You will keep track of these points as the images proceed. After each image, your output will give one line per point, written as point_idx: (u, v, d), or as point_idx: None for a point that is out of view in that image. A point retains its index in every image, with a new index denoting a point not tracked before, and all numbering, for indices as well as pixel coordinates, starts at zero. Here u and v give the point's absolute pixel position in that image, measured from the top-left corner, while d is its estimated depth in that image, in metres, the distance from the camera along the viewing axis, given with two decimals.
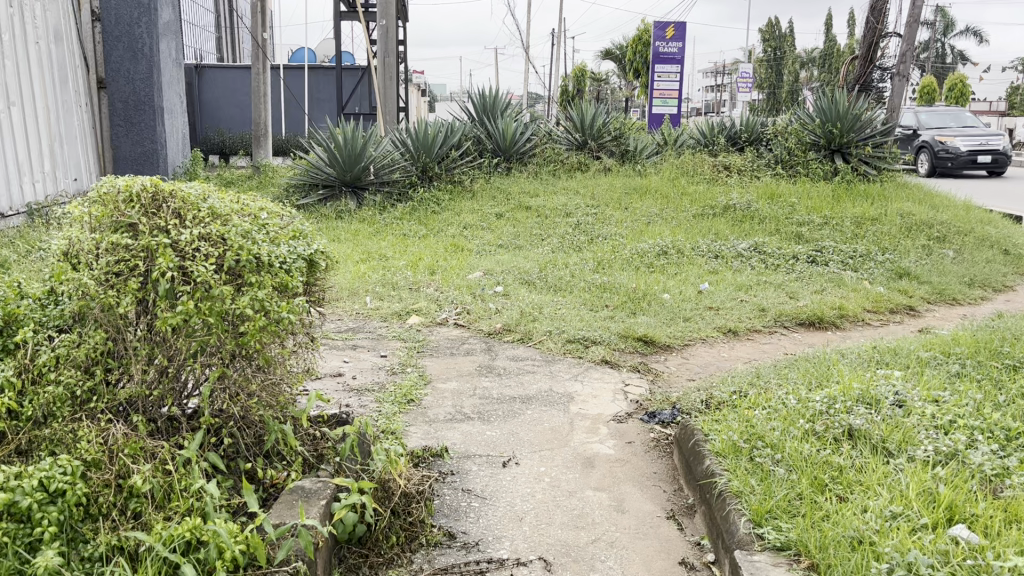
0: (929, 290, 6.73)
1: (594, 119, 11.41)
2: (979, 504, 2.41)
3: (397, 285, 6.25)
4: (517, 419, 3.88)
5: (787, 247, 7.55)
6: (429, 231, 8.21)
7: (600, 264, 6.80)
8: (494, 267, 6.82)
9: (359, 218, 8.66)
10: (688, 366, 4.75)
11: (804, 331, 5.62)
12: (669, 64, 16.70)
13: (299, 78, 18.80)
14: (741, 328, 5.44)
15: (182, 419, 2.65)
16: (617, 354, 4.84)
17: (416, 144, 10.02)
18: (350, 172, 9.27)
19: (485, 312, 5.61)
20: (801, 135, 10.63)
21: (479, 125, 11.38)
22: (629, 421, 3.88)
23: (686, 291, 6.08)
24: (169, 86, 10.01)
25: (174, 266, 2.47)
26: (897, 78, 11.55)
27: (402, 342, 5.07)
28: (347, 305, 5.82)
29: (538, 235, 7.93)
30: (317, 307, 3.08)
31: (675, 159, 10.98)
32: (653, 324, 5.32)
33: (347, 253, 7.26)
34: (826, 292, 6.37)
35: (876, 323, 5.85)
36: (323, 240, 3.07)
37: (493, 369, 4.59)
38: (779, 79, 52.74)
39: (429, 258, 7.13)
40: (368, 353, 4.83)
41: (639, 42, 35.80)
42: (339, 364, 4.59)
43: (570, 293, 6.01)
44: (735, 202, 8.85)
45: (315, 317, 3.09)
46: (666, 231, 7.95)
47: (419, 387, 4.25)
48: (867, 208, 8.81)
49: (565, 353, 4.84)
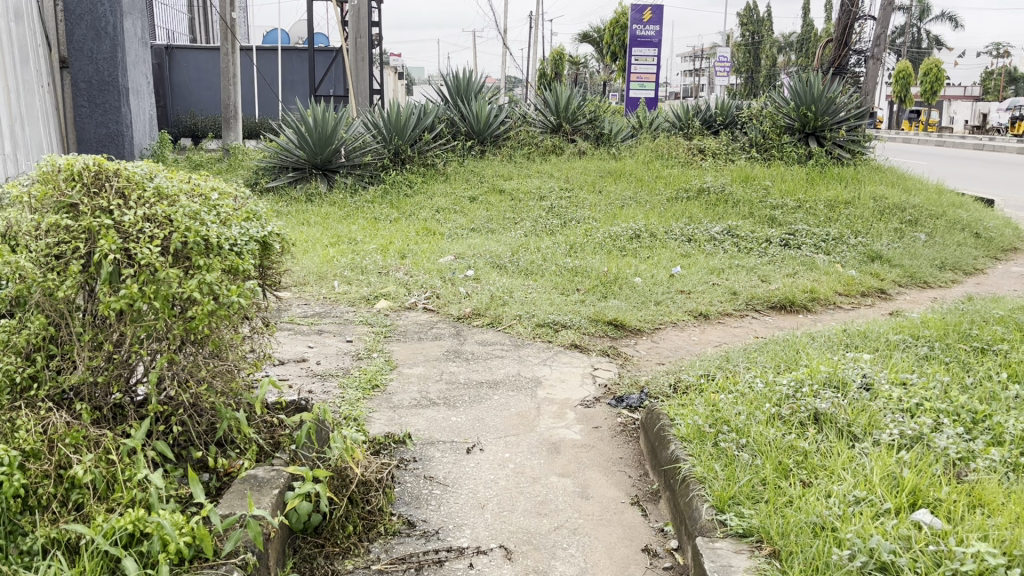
0: (901, 272, 6.74)
1: (569, 102, 11.32)
2: (943, 488, 2.38)
3: (366, 269, 6.16)
4: (483, 404, 3.81)
5: (760, 231, 7.53)
6: (401, 214, 8.11)
7: (573, 247, 6.74)
8: (465, 251, 6.74)
9: (330, 201, 8.54)
10: (658, 350, 4.71)
11: (776, 314, 5.61)
12: (646, 47, 16.64)
13: (272, 60, 18.55)
14: (713, 312, 5.41)
15: (129, 407, 2.56)
16: (587, 338, 4.79)
17: (389, 127, 9.88)
18: (321, 155, 9.13)
19: (455, 296, 5.53)
20: (776, 118, 10.60)
21: (453, 107, 11.25)
22: (597, 406, 3.83)
23: (658, 275, 6.04)
24: (134, 66, 9.83)
25: (117, 248, 2.37)
26: (871, 61, 11.54)
27: (368, 327, 4.99)
28: (314, 290, 5.72)
29: (511, 219, 7.85)
30: (273, 292, 2.99)
31: (651, 143, 10.93)
32: (624, 307, 5.27)
33: (316, 237, 7.15)
34: (799, 276, 6.36)
35: (848, 307, 5.85)
36: (278, 222, 2.99)
37: (460, 354, 4.52)
38: (757, 64, 52.85)
39: (400, 241, 7.04)
40: (333, 338, 4.74)
41: (617, 26, 35.68)
42: (303, 350, 4.50)
43: (541, 276, 5.95)
44: (710, 185, 8.83)
45: (270, 303, 3.00)
46: (640, 214, 7.90)
47: (384, 372, 4.18)
48: (840, 191, 8.82)
49: (534, 338, 4.78)
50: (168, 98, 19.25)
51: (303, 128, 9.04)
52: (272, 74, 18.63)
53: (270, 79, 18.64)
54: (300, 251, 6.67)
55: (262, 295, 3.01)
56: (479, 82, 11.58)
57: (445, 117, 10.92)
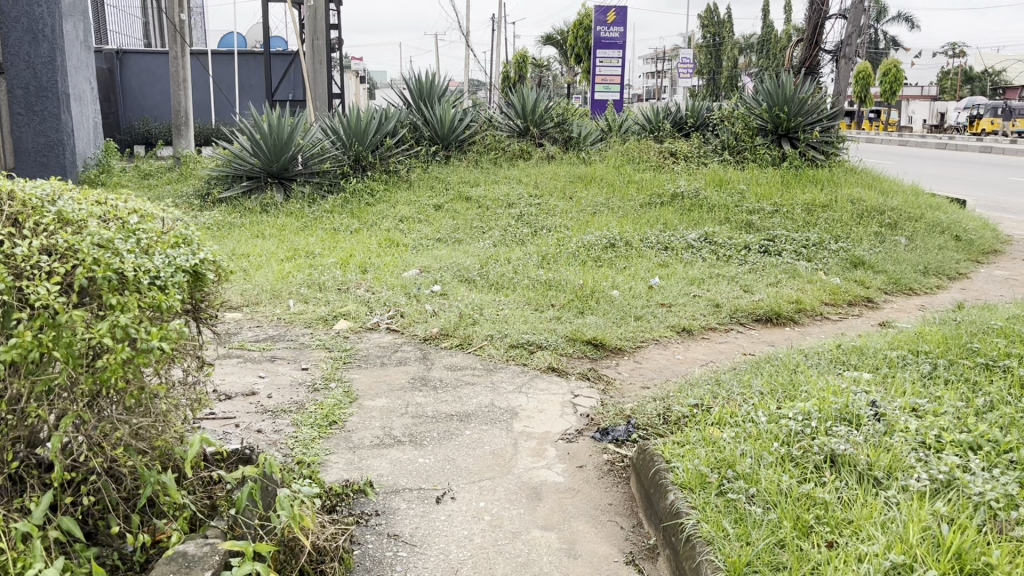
0: (885, 279, 6.48)
1: (536, 104, 10.97)
2: (993, 549, 2.05)
3: (324, 286, 5.74)
4: (453, 443, 3.42)
5: (738, 237, 7.24)
6: (363, 225, 7.69)
7: (545, 258, 6.38)
8: (431, 263, 6.34)
9: (286, 211, 8.08)
10: (642, 372, 4.36)
11: (762, 328, 5.30)
12: (611, 49, 16.37)
13: (227, 64, 17.98)
14: (696, 327, 5.08)
15: (31, 475, 2.14)
16: (565, 360, 4.42)
17: (349, 132, 9.45)
18: (276, 163, 8.68)
19: (420, 314, 5.13)
20: (748, 120, 10.36)
21: (415, 111, 10.85)
22: (579, 440, 3.46)
23: (636, 287, 5.70)
24: (76, 71, 9.32)
25: (7, 287, 1.95)
26: (842, 60, 11.35)
27: (326, 352, 4.57)
28: (267, 311, 5.29)
29: (479, 228, 7.47)
30: (206, 329, 2.58)
31: (620, 146, 10.64)
32: (603, 324, 4.91)
33: (271, 251, 6.70)
34: (782, 285, 6.06)
35: (836, 319, 5.56)
36: (215, 248, 2.58)
37: (427, 382, 4.13)
38: (718, 65, 53.06)
39: (361, 254, 6.62)
40: (287, 366, 4.32)
41: (580, 27, 35.47)
42: (253, 381, 4.08)
43: (513, 291, 5.57)
44: (683, 189, 8.54)
45: (203, 342, 2.59)
46: (613, 221, 7.57)
47: (343, 406, 3.77)
48: (817, 194, 8.58)
49: (508, 361, 4.40)
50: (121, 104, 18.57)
51: (257, 135, 8.58)
52: (228, 79, 18.05)
53: (226, 84, 18.05)
54: (253, 268, 6.23)
55: (196, 331, 2.60)
56: (443, 86, 11.18)
57: (407, 121, 10.50)
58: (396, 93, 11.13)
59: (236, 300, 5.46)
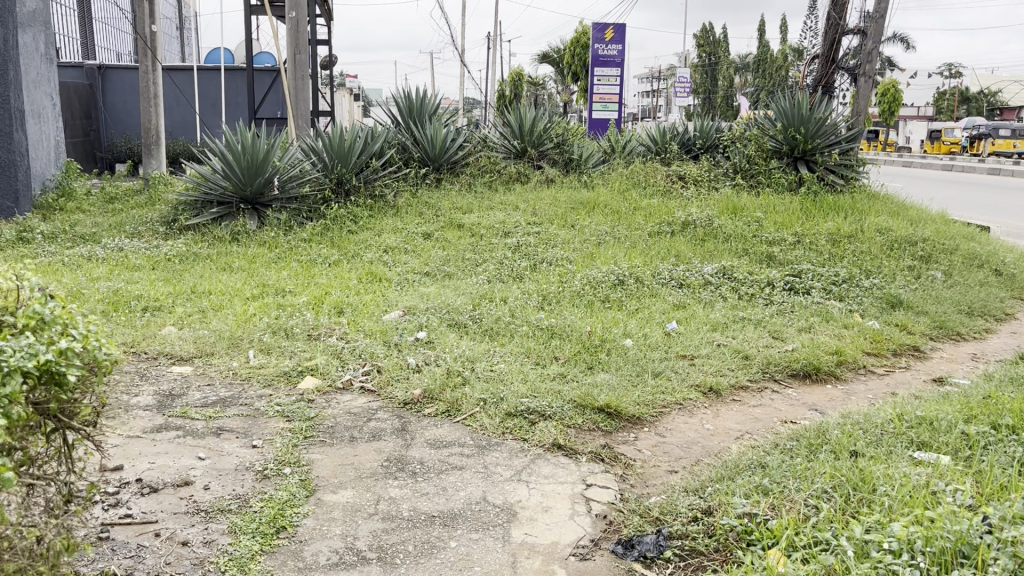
0: (928, 322, 5.76)
1: (534, 123, 10.24)
2: None
3: (291, 332, 4.98)
4: (433, 561, 2.65)
5: (760, 272, 6.51)
6: (343, 256, 6.95)
7: (546, 298, 5.63)
8: (417, 303, 5.58)
9: (259, 240, 7.32)
10: (666, 450, 3.60)
11: (800, 386, 4.55)
12: (609, 67, 15.69)
13: (213, 80, 17.27)
14: (725, 387, 4.34)
15: None
16: (573, 434, 3.65)
17: (332, 154, 8.70)
18: (251, 186, 7.92)
19: (400, 370, 4.36)
20: (761, 141, 9.67)
21: (405, 130, 10.12)
22: (596, 558, 2.71)
23: (650, 334, 4.95)
24: (34, 86, 8.62)
25: None
26: (863, 78, 10.54)
27: (285, 422, 3.79)
28: (222, 365, 4.51)
29: (471, 260, 6.73)
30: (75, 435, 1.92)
31: (624, 169, 9.95)
32: (616, 384, 4.15)
33: (236, 287, 5.94)
34: (816, 331, 5.35)
35: (881, 372, 4.84)
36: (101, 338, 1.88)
37: (405, 465, 3.36)
38: (714, 85, 52.67)
39: (337, 291, 5.86)
40: (235, 442, 3.54)
41: (577, 45, 34.88)
42: (189, 465, 3.30)
43: (510, 340, 4.81)
44: (695, 216, 7.80)
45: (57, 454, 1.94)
46: (621, 254, 6.83)
47: (296, 503, 3.00)
48: (840, 223, 7.88)
49: (504, 435, 3.64)
50: (103, 121, 17.84)
51: (229, 155, 7.82)
52: (213, 96, 17.30)
53: (211, 100, 17.29)
54: (214, 308, 5.46)
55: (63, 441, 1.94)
56: (436, 105, 10.48)
57: (395, 142, 9.77)
58: (385, 112, 10.39)
59: (187, 352, 4.68)
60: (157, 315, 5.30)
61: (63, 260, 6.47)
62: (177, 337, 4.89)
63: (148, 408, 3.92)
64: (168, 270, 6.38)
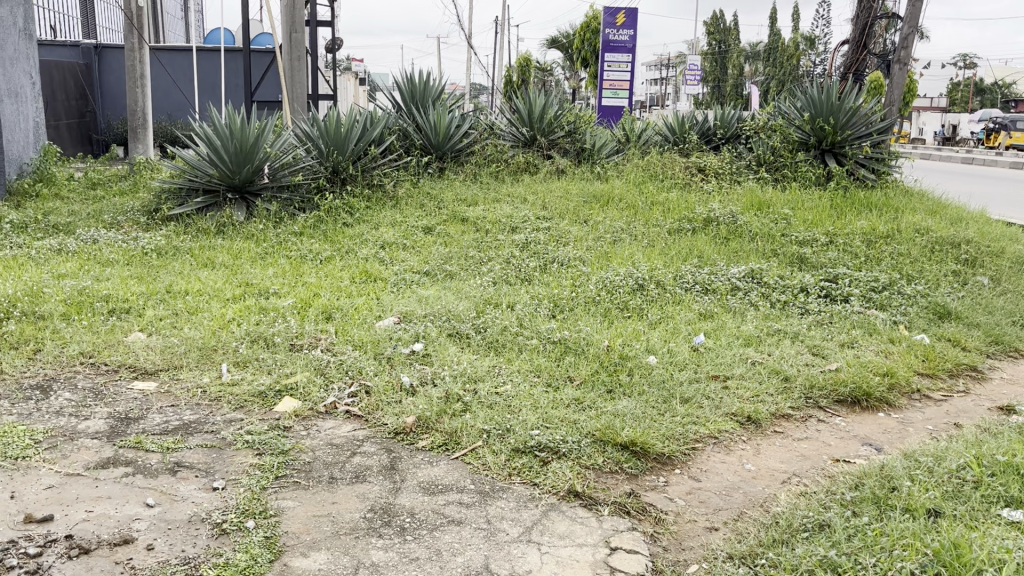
0: (982, 336, 5.18)
1: (544, 110, 9.63)
2: None
3: (272, 341, 4.43)
4: None
5: (792, 276, 5.93)
6: (336, 252, 6.37)
7: (557, 305, 5.07)
8: (415, 308, 5.02)
9: (245, 234, 6.75)
10: (702, 499, 3.05)
11: (849, 415, 3.99)
12: (619, 53, 15.06)
13: (212, 61, 16.68)
14: (765, 417, 3.77)
15: None
16: (594, 478, 3.10)
17: (326, 140, 8.09)
18: (238, 175, 7.34)
19: (393, 392, 3.80)
20: (786, 132, 9.07)
21: (407, 116, 9.52)
22: None
23: (677, 350, 4.39)
24: (10, 64, 8.06)
25: None
26: (897, 65, 9.92)
27: (254, 457, 3.23)
28: (191, 382, 3.95)
29: (475, 258, 6.16)
30: None
31: (640, 160, 9.35)
32: (641, 413, 3.59)
33: (216, 286, 5.39)
34: (860, 347, 4.78)
35: (938, 398, 4.27)
36: None
37: (392, 518, 2.80)
38: (724, 73, 51.76)
39: (328, 293, 5.30)
40: (192, 483, 2.99)
41: (588, 30, 34.04)
42: (135, 514, 2.75)
43: (517, 356, 4.25)
44: (718, 212, 7.21)
45: None
46: (639, 253, 6.26)
47: (257, 572, 2.46)
48: (875, 221, 7.29)
49: (511, 479, 3.09)
50: (99, 102, 17.27)
51: (216, 140, 7.22)
52: (212, 78, 16.75)
53: (211, 83, 16.73)
54: (190, 311, 4.90)
55: None
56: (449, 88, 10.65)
57: (396, 127, 9.18)
58: (385, 97, 9.80)
59: (154, 364, 4.12)
60: (124, 319, 4.73)
61: (30, 254, 5.93)
62: (143, 346, 4.33)
63: (97, 436, 3.36)
64: (143, 266, 5.83)
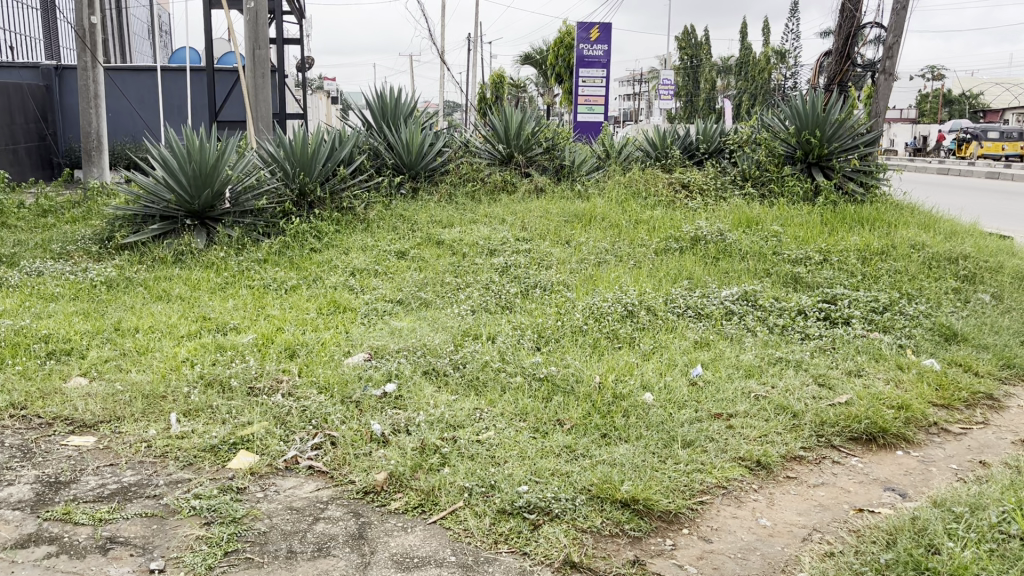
0: (994, 358, 4.86)
1: (521, 126, 9.28)
2: None
3: (228, 386, 4.00)
4: None
5: (788, 297, 5.59)
6: (303, 280, 5.95)
7: (541, 337, 4.68)
8: (387, 342, 4.61)
9: (205, 262, 6.32)
10: (716, 565, 2.67)
11: (866, 455, 3.63)
12: (594, 68, 14.80)
13: (178, 82, 16.20)
14: (776, 461, 3.41)
15: None
16: (593, 544, 2.71)
17: (292, 161, 7.69)
18: (198, 199, 6.90)
19: (362, 443, 3.39)
20: (772, 146, 8.82)
21: (377, 134, 9.15)
22: None
23: (674, 385, 4.02)
24: None
25: None
26: (881, 74, 9.74)
27: (202, 527, 2.81)
28: (133, 436, 3.51)
29: (451, 285, 5.77)
30: None
31: (621, 176, 9.04)
32: (640, 462, 3.21)
33: (170, 321, 4.96)
34: (868, 376, 4.44)
35: (958, 432, 3.92)
36: None
37: None
38: (697, 88, 51.96)
39: (292, 327, 4.89)
40: (125, 565, 2.56)
41: (561, 45, 34.03)
42: None
43: (501, 396, 3.85)
44: (705, 230, 6.90)
45: None
46: (625, 276, 5.91)
47: None
48: (868, 237, 6.99)
49: (497, 547, 2.69)
50: (61, 125, 16.74)
51: (174, 163, 6.78)
52: (177, 100, 16.28)
53: (177, 104, 16.25)
54: (139, 351, 4.47)
55: None
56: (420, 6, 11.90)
57: (366, 147, 8.80)
58: (355, 115, 9.43)
59: (94, 415, 3.67)
60: (65, 362, 4.29)
61: None
62: (83, 393, 3.88)
63: (19, 507, 2.92)
64: (91, 300, 5.38)
